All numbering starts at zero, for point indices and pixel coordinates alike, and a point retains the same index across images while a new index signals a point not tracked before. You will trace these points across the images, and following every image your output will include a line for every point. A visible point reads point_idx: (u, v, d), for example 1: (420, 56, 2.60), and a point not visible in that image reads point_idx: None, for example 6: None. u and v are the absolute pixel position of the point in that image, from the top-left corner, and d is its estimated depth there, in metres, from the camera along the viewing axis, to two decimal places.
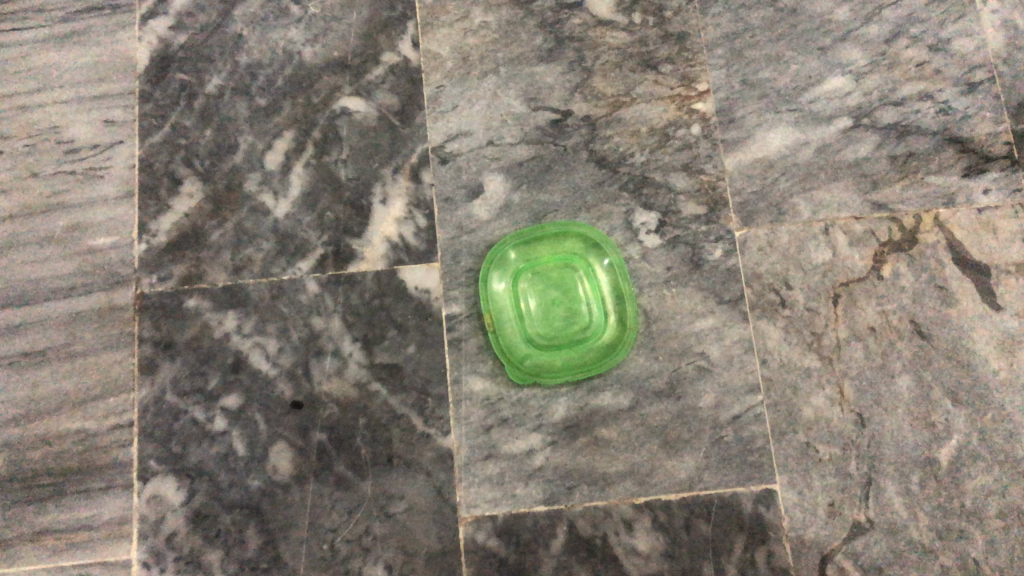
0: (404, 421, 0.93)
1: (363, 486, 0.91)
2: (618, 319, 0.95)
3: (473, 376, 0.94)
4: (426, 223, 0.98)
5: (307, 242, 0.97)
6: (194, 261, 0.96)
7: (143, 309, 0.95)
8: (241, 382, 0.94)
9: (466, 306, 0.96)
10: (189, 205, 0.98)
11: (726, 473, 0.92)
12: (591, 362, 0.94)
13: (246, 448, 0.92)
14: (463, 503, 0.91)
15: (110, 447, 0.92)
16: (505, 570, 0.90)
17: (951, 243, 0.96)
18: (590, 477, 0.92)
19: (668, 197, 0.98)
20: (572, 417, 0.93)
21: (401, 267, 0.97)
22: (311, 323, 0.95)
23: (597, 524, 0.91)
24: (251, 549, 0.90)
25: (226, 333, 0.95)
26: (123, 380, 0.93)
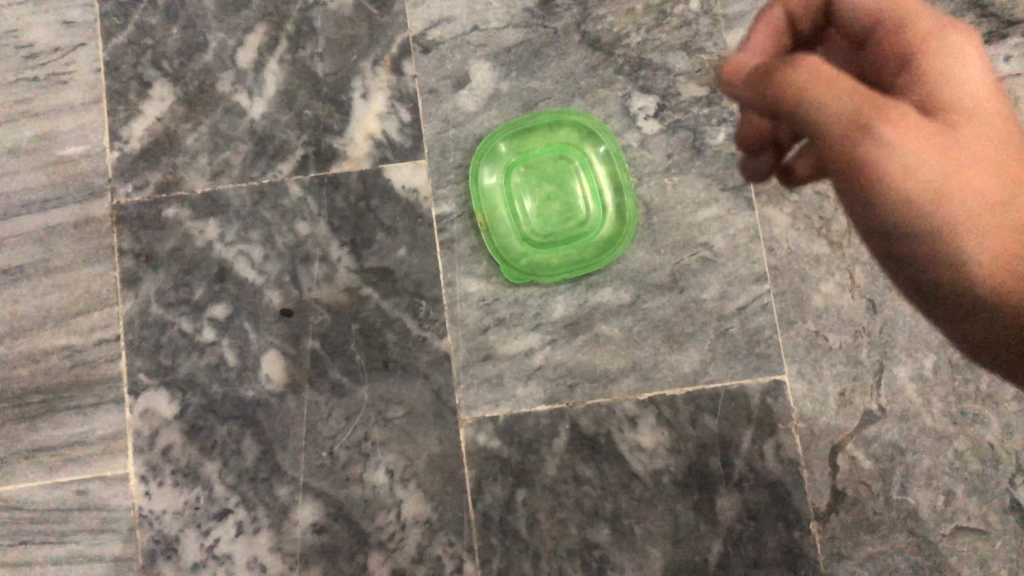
0: (399, 325, 0.90)
1: (359, 392, 0.89)
2: (616, 210, 0.92)
3: (468, 277, 0.90)
4: (410, 118, 0.93)
5: (286, 143, 0.92)
6: (170, 168, 0.92)
7: (123, 220, 0.91)
8: (228, 291, 0.90)
9: (457, 205, 0.91)
10: (161, 109, 0.93)
11: (733, 365, 0.89)
12: (589, 258, 0.91)
13: (238, 358, 0.89)
14: (463, 405, 0.89)
15: (99, 362, 0.89)
16: (509, 472, 0.88)
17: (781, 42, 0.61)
18: (592, 374, 0.89)
19: (667, 79, 0.92)
20: (570, 315, 0.90)
21: (387, 165, 0.92)
22: (296, 228, 0.91)
23: (600, 422, 0.89)
24: (249, 460, 0.88)
25: (209, 242, 0.91)
26: (107, 293, 0.90)
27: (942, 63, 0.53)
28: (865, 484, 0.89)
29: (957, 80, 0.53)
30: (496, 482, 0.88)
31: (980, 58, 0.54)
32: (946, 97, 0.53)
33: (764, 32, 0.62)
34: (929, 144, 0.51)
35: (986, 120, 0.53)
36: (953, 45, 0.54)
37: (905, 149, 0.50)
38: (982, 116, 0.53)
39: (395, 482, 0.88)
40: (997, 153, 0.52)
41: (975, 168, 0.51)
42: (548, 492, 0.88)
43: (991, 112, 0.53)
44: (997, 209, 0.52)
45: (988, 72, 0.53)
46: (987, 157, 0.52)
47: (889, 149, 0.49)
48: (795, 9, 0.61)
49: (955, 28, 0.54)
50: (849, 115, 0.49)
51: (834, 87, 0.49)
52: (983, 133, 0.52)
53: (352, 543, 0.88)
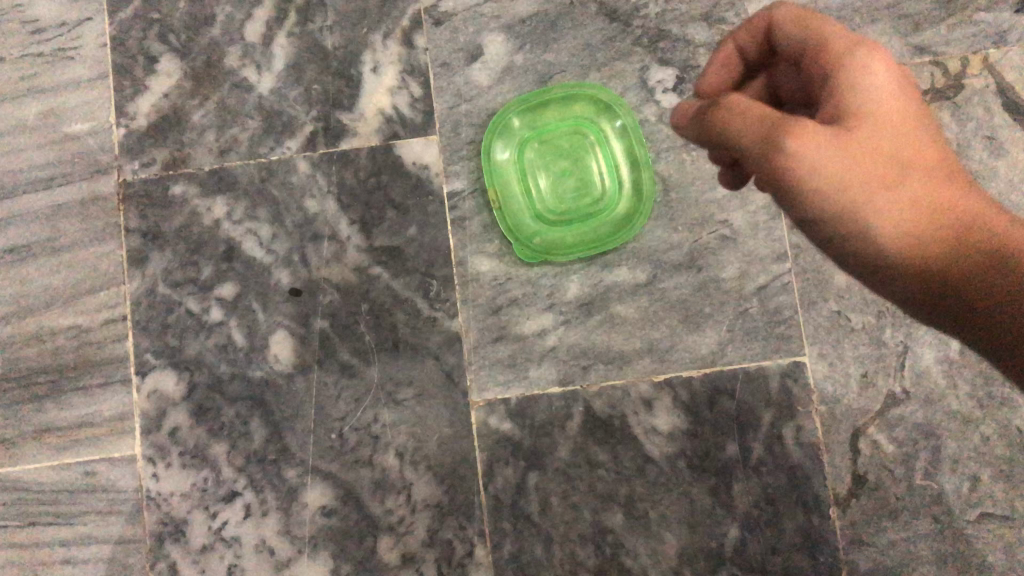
0: (409, 305, 0.88)
1: (369, 373, 0.87)
2: (633, 188, 0.89)
3: (480, 256, 0.88)
4: (421, 92, 0.90)
5: (295, 119, 0.90)
6: (178, 145, 0.90)
7: (129, 198, 0.90)
8: (236, 270, 0.89)
9: (469, 182, 0.89)
10: (168, 85, 0.91)
11: (752, 346, 0.86)
12: (605, 236, 0.89)
13: (246, 339, 0.88)
14: (474, 387, 0.87)
15: (106, 342, 0.88)
16: (521, 455, 0.86)
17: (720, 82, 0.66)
18: (606, 355, 0.87)
19: (687, 51, 0.90)
20: (585, 295, 0.88)
21: (397, 142, 0.90)
22: (305, 206, 0.89)
23: (615, 404, 0.87)
24: (257, 441, 0.87)
25: (216, 220, 0.89)
26: (113, 273, 0.89)
27: (848, 74, 0.54)
28: (887, 469, 0.86)
29: (863, 87, 0.54)
30: (507, 465, 0.86)
31: (887, 66, 0.54)
32: (854, 105, 0.54)
33: (720, 65, 0.66)
34: (838, 147, 0.52)
35: (895, 119, 0.54)
36: (861, 56, 0.54)
37: (816, 159, 0.51)
38: (889, 117, 0.54)
39: (405, 465, 0.86)
40: (905, 148, 0.54)
41: (882, 166, 0.53)
42: (561, 476, 0.86)
43: (898, 112, 0.54)
44: (907, 201, 0.53)
45: (895, 77, 0.54)
46: (893, 155, 0.53)
47: (799, 159, 0.51)
48: (743, 47, 0.65)
49: (860, 42, 0.55)
50: (758, 133, 0.51)
51: (745, 115, 0.52)
52: (890, 133, 0.54)
53: (361, 526, 0.86)
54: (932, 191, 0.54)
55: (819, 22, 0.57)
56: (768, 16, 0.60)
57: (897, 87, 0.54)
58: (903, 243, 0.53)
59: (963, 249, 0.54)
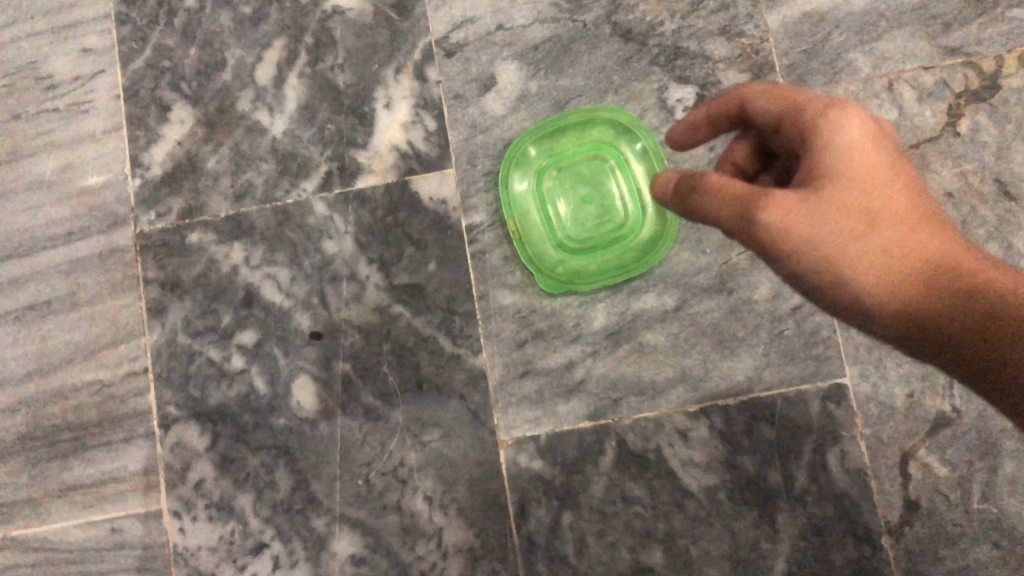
0: (432, 343, 0.86)
1: (393, 416, 0.85)
2: (657, 211, 0.86)
3: (502, 289, 0.86)
4: (435, 125, 0.89)
5: (309, 159, 0.89)
6: (193, 192, 0.90)
7: (147, 249, 0.89)
8: (255, 316, 0.87)
9: (487, 215, 0.87)
10: (182, 133, 0.91)
11: (790, 369, 0.82)
12: (630, 262, 0.86)
13: (268, 385, 0.86)
14: (502, 425, 0.84)
15: (128, 395, 0.87)
16: (553, 494, 0.83)
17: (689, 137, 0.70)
18: (638, 386, 0.84)
19: (706, 67, 0.87)
20: (612, 324, 0.85)
21: (413, 177, 0.88)
22: (323, 247, 0.88)
23: (649, 437, 0.83)
24: (283, 490, 0.85)
25: (234, 266, 0.88)
26: (133, 325, 0.88)
27: (824, 135, 0.55)
28: (942, 494, 0.81)
29: (839, 147, 0.54)
30: (540, 505, 0.83)
31: (862, 123, 0.55)
32: (830, 167, 0.54)
33: (685, 128, 0.69)
34: (814, 212, 0.53)
35: (875, 175, 0.54)
36: (835, 117, 0.55)
37: (792, 227, 0.53)
38: (869, 174, 0.54)
39: (434, 509, 0.84)
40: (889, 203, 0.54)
41: (863, 224, 0.53)
42: (596, 515, 0.83)
43: (878, 167, 0.54)
44: (896, 256, 0.53)
45: (872, 134, 0.55)
46: (876, 211, 0.53)
47: (774, 230, 0.53)
48: (714, 118, 0.67)
49: (835, 103, 0.56)
50: (733, 209, 0.55)
51: (720, 194, 0.56)
52: (872, 189, 0.54)
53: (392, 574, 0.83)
54: (921, 242, 0.53)
55: (794, 92, 0.59)
56: (740, 96, 0.63)
57: (874, 144, 0.54)
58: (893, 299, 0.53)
59: (959, 298, 0.53)
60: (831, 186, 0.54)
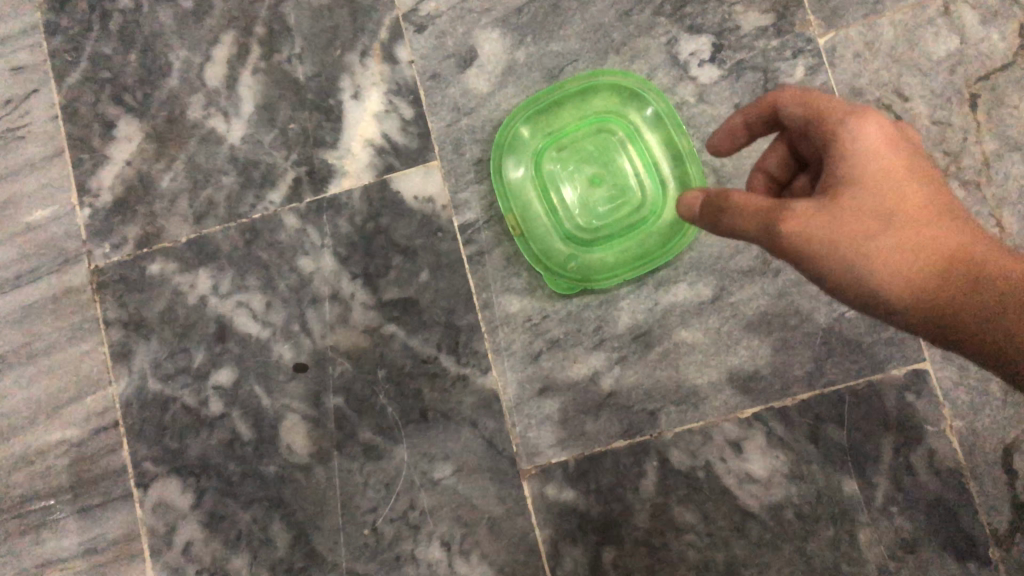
0: (432, 365, 0.74)
1: (397, 452, 0.74)
2: (679, 186, 0.73)
3: (508, 295, 0.74)
4: (412, 113, 0.77)
5: (274, 167, 0.78)
6: (148, 217, 0.79)
7: (104, 287, 0.78)
8: (231, 352, 0.77)
9: (482, 211, 0.75)
10: (129, 151, 0.80)
11: (855, 358, 0.70)
12: (654, 248, 0.73)
13: (252, 430, 0.76)
14: (522, 453, 0.73)
15: (99, 454, 0.77)
16: (590, 527, 0.72)
17: (729, 143, 0.61)
18: (676, 393, 0.72)
19: (720, 11, 0.74)
20: (639, 324, 0.73)
21: (392, 174, 0.76)
22: (298, 266, 0.77)
23: (695, 453, 0.71)
24: (281, 548, 0.74)
25: (202, 297, 0.77)
26: (97, 374, 0.78)
27: (843, 145, 0.51)
28: None
29: (856, 152, 0.51)
30: (575, 542, 0.72)
31: (880, 127, 0.51)
32: (849, 173, 0.51)
33: (726, 133, 0.61)
34: (836, 218, 0.49)
35: (899, 178, 0.50)
36: (853, 123, 0.51)
37: (813, 232, 0.49)
38: (890, 176, 0.50)
39: (454, 556, 0.72)
40: (915, 205, 0.50)
41: (884, 226, 0.49)
42: (642, 548, 0.71)
43: (900, 168, 0.50)
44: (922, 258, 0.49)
45: (892, 135, 0.51)
46: (902, 213, 0.49)
47: (796, 238, 0.49)
48: (753, 121, 0.60)
49: (854, 111, 0.52)
50: (758, 223, 0.51)
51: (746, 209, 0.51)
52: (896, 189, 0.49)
53: None
54: (952, 241, 0.49)
55: (818, 99, 0.54)
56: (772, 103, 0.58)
57: (895, 146, 0.51)
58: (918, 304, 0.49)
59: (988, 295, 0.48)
60: (850, 191, 0.50)
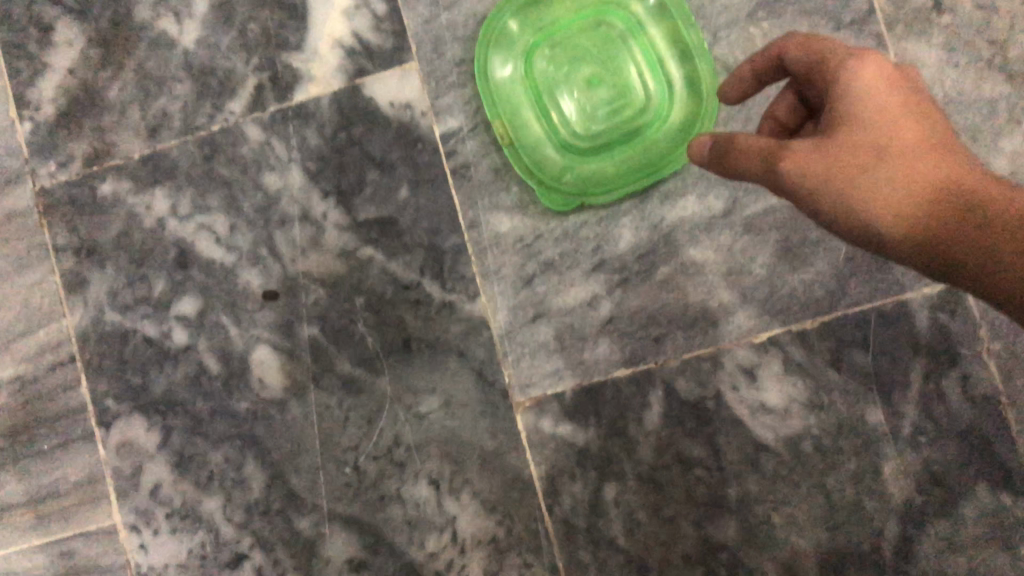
0: (415, 291, 0.67)
1: (380, 385, 0.68)
2: (688, 85, 0.65)
3: (497, 212, 0.67)
4: (385, 8, 0.68)
5: (233, 73, 0.69)
6: (96, 132, 0.70)
7: (51, 210, 0.71)
8: (194, 280, 0.70)
9: (467, 118, 0.67)
10: (71, 57, 0.71)
11: (882, 275, 0.64)
12: (659, 156, 0.66)
13: (221, 363, 0.69)
14: (515, 384, 0.67)
15: (56, 392, 0.71)
16: (590, 463, 0.66)
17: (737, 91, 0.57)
18: (684, 317, 0.65)
19: None
20: (642, 244, 0.66)
21: (366, 79, 0.68)
22: (265, 184, 0.69)
23: (704, 381, 0.65)
24: (257, 489, 0.69)
25: (160, 219, 0.70)
26: (49, 306, 0.71)
27: (838, 81, 0.47)
28: None
29: (856, 90, 0.46)
30: (574, 479, 0.66)
31: (879, 62, 0.46)
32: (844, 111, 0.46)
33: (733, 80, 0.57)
34: (831, 152, 0.45)
35: (901, 116, 0.45)
36: (852, 63, 0.46)
37: (807, 171, 0.45)
38: (888, 108, 0.45)
39: (443, 496, 0.67)
40: (916, 136, 0.45)
41: (883, 163, 0.44)
42: (647, 484, 0.66)
43: (902, 105, 0.45)
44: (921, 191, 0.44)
45: (894, 74, 0.46)
46: (902, 144, 0.45)
47: (792, 174, 0.45)
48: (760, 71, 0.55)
49: (853, 50, 0.47)
50: (755, 164, 0.47)
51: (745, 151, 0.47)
52: (896, 127, 0.45)
53: None
54: (955, 172, 0.44)
55: (820, 40, 0.50)
56: (775, 52, 0.52)
57: (897, 83, 0.46)
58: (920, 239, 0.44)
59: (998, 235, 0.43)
60: (847, 131, 0.45)
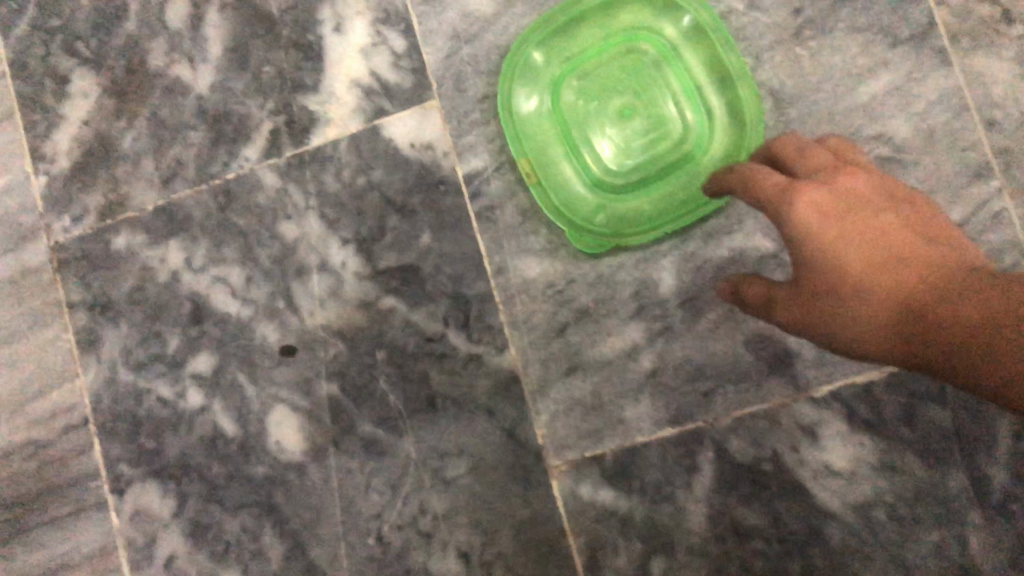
0: (439, 344, 0.63)
1: (403, 447, 0.63)
2: (729, 112, 0.60)
3: (525, 257, 0.62)
4: (404, 45, 0.65)
5: (249, 119, 0.66)
6: (110, 184, 0.68)
7: (65, 266, 0.68)
8: (210, 336, 0.66)
9: (492, 157, 0.63)
10: (86, 108, 0.68)
11: None
12: (700, 189, 0.61)
13: (237, 425, 0.65)
14: (549, 446, 0.61)
15: (69, 456, 0.67)
16: (633, 534, 0.60)
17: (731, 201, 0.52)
18: (733, 369, 0.60)
19: None
20: (685, 287, 0.61)
21: (384, 119, 0.64)
22: (281, 233, 0.65)
23: (759, 441, 0.59)
24: (275, 560, 0.64)
25: (174, 273, 0.67)
26: (63, 366, 0.68)
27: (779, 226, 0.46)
28: None
29: (797, 236, 0.45)
30: (617, 551, 0.60)
31: (807, 199, 0.45)
32: (799, 258, 0.46)
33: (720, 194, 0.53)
34: (802, 302, 0.46)
35: (850, 244, 0.44)
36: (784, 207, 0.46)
37: (798, 319, 0.47)
38: (833, 245, 0.44)
39: (473, 569, 0.61)
40: (868, 261, 0.44)
41: (850, 303, 0.44)
42: (698, 557, 0.59)
43: (846, 234, 0.44)
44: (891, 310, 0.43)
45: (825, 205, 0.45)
46: (859, 276, 0.44)
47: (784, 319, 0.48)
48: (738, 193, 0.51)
49: (781, 185, 0.46)
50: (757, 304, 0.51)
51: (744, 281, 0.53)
52: (847, 264, 0.44)
53: None
54: (917, 287, 0.42)
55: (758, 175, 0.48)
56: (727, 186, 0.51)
57: (828, 213, 0.45)
58: (914, 365, 0.43)
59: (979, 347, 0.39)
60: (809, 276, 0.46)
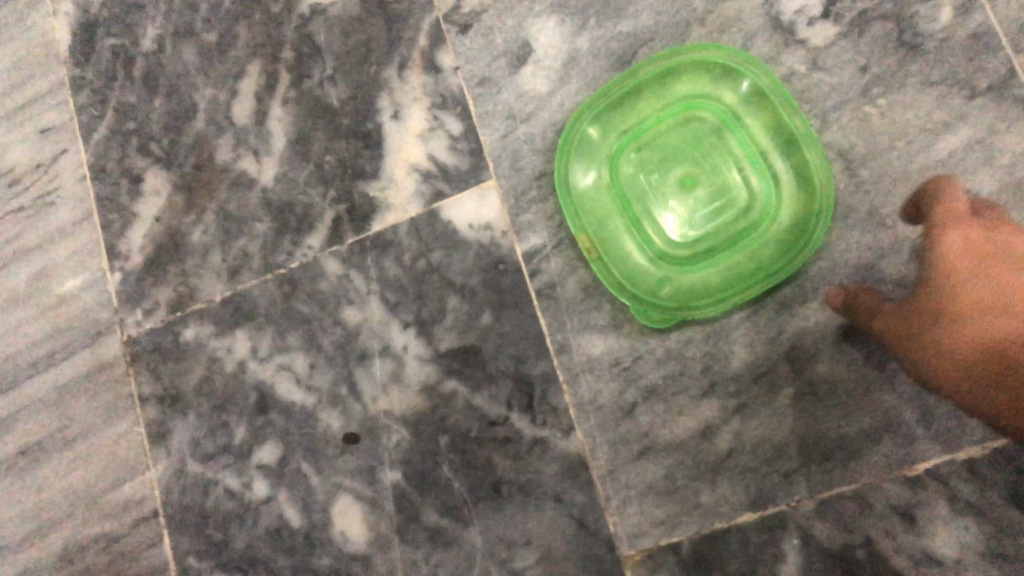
0: (504, 427, 0.61)
1: (469, 536, 0.61)
2: (796, 176, 0.58)
3: (589, 335, 0.61)
4: (460, 127, 0.65)
5: (311, 207, 0.67)
6: (180, 277, 0.69)
7: (138, 358, 0.69)
8: (275, 425, 0.65)
9: (551, 233, 0.62)
10: (158, 206, 0.70)
11: None
12: (770, 258, 0.58)
13: (302, 516, 0.64)
14: (622, 534, 0.59)
15: (139, 550, 0.67)
16: None
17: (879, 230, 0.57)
18: (816, 447, 0.57)
19: None
20: (758, 362, 0.58)
21: (443, 202, 0.64)
22: (344, 319, 0.65)
23: (848, 526, 0.55)
24: None
25: (241, 362, 0.67)
26: (135, 458, 0.68)
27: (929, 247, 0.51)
28: None
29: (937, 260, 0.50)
30: None
31: (962, 234, 0.49)
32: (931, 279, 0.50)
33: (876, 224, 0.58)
34: (911, 319, 0.51)
35: (986, 287, 0.47)
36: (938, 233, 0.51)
37: (898, 332, 0.52)
38: (974, 281, 0.47)
39: None
40: (997, 303, 0.46)
41: (959, 328, 0.48)
42: None
43: (984, 275, 0.47)
44: (977, 347, 0.47)
45: (975, 246, 0.48)
46: (977, 311, 0.47)
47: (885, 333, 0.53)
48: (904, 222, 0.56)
49: (946, 213, 0.51)
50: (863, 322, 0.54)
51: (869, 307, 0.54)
52: (977, 298, 0.47)
53: None
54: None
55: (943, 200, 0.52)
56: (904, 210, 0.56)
57: (974, 254, 0.48)
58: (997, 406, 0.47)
59: None
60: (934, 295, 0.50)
